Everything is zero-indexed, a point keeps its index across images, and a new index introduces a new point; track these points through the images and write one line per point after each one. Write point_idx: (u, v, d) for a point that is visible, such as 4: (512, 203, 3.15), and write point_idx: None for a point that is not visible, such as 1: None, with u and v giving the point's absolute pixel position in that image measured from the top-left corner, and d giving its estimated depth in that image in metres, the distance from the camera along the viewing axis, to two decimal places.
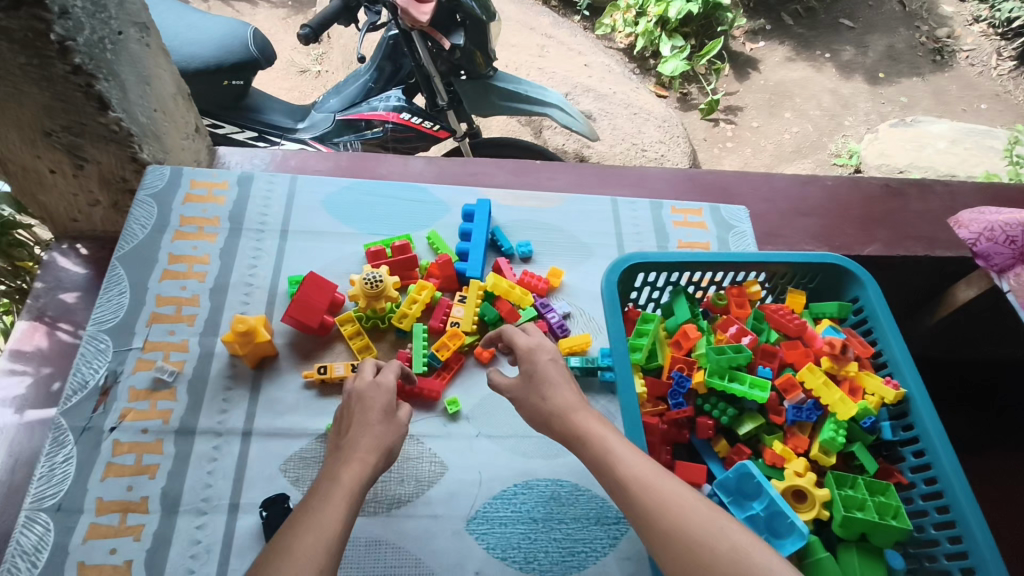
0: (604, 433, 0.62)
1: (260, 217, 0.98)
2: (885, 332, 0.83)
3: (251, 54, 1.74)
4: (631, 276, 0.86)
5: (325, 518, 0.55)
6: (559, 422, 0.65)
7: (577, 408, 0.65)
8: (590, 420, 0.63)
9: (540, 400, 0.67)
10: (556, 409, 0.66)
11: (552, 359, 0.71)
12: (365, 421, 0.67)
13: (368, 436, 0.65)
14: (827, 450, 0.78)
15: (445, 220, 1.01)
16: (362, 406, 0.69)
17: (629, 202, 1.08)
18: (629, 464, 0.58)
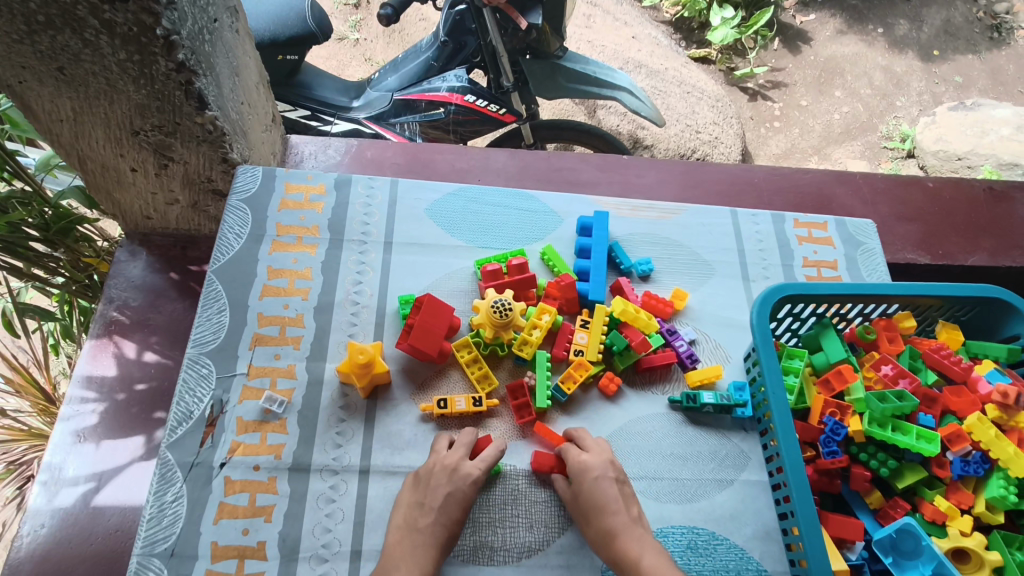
0: (641, 560, 0.65)
1: (362, 226, 0.90)
2: None
3: (308, 26, 1.63)
4: (780, 307, 0.79)
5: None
6: (604, 545, 0.68)
7: (618, 535, 0.68)
8: (631, 546, 0.67)
9: (584, 523, 0.70)
10: (600, 534, 0.69)
11: (604, 477, 0.72)
12: (426, 509, 0.69)
13: (433, 530, 0.68)
14: (992, 507, 0.72)
15: (559, 233, 0.93)
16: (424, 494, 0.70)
17: (749, 214, 0.99)
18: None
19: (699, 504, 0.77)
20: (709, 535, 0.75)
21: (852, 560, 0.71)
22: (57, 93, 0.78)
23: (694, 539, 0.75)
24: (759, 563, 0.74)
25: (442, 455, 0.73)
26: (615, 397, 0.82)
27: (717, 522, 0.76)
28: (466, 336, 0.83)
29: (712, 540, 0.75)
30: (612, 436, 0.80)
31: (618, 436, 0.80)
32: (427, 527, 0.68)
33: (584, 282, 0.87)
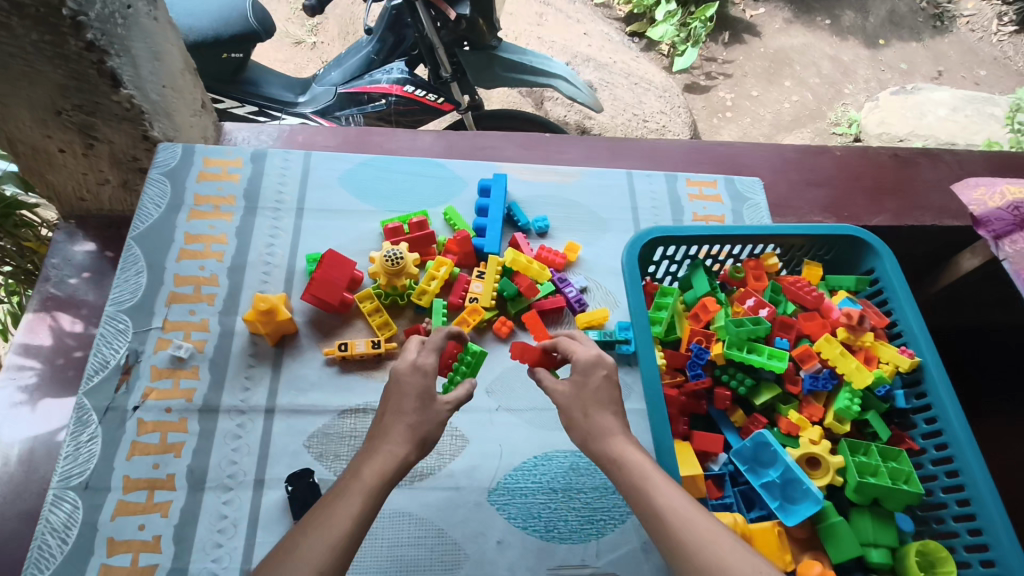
0: (638, 460, 0.61)
1: (277, 194, 0.97)
2: (902, 304, 0.84)
3: (251, 24, 1.70)
4: (653, 249, 0.86)
5: (344, 520, 0.54)
6: (596, 442, 0.64)
7: (617, 434, 0.64)
8: (624, 447, 0.62)
9: (581, 417, 0.65)
10: (594, 432, 0.65)
11: (608, 376, 0.68)
12: (400, 409, 0.62)
13: (399, 426, 0.61)
14: (841, 418, 0.80)
15: (463, 196, 1.00)
16: (399, 395, 0.63)
17: (644, 174, 1.07)
18: (662, 500, 0.57)
19: None
20: (591, 458, 0.83)
21: (715, 471, 0.80)
22: None
23: (575, 461, 0.83)
24: None
25: (410, 351, 0.66)
26: (508, 339, 0.89)
27: None
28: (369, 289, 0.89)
29: (592, 462, 0.83)
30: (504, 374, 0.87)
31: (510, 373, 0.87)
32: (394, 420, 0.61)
33: (481, 237, 0.94)
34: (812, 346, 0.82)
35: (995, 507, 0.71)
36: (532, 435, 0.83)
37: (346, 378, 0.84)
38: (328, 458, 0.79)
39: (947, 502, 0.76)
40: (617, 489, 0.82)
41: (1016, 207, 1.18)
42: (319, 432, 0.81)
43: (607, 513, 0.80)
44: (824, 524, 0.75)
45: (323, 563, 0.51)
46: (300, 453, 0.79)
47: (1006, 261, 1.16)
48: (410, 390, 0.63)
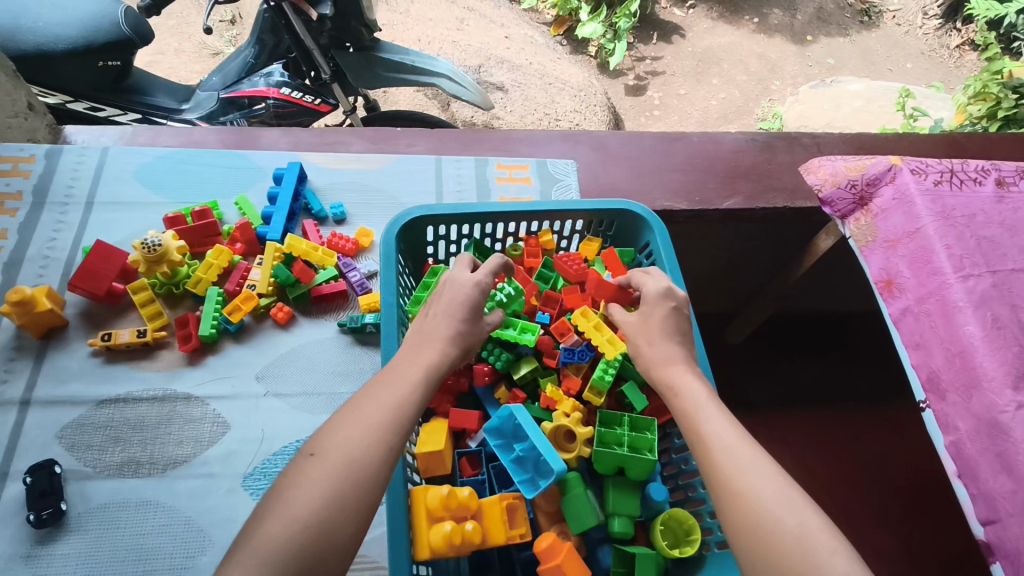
0: (695, 389, 0.64)
1: (66, 189, 0.97)
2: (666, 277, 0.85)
3: (124, 32, 1.70)
4: (419, 228, 0.86)
5: (399, 405, 0.58)
6: (658, 370, 0.68)
7: (675, 364, 0.67)
8: (681, 375, 0.66)
9: (646, 343, 0.70)
10: (655, 359, 0.68)
11: (674, 309, 0.72)
12: (446, 316, 0.68)
13: (441, 332, 0.66)
14: (598, 390, 0.79)
15: (260, 185, 1.00)
16: (451, 294, 0.70)
17: (453, 159, 1.08)
18: (709, 427, 0.59)
19: None
20: None
21: (472, 448, 0.79)
22: None
23: None
24: None
25: (465, 273, 0.72)
26: (286, 325, 0.89)
27: None
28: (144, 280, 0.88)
29: None
30: (277, 360, 0.86)
31: (283, 358, 0.86)
32: (435, 327, 0.67)
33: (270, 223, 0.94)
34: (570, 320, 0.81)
35: None
36: (297, 419, 0.82)
37: (110, 369, 0.83)
38: (79, 449, 0.77)
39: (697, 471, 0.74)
40: None
41: (855, 183, 1.10)
42: (74, 422, 0.79)
43: None
44: (568, 496, 0.73)
45: (391, 440, 0.55)
46: (50, 444, 0.77)
47: (851, 239, 1.12)
48: (463, 298, 0.70)
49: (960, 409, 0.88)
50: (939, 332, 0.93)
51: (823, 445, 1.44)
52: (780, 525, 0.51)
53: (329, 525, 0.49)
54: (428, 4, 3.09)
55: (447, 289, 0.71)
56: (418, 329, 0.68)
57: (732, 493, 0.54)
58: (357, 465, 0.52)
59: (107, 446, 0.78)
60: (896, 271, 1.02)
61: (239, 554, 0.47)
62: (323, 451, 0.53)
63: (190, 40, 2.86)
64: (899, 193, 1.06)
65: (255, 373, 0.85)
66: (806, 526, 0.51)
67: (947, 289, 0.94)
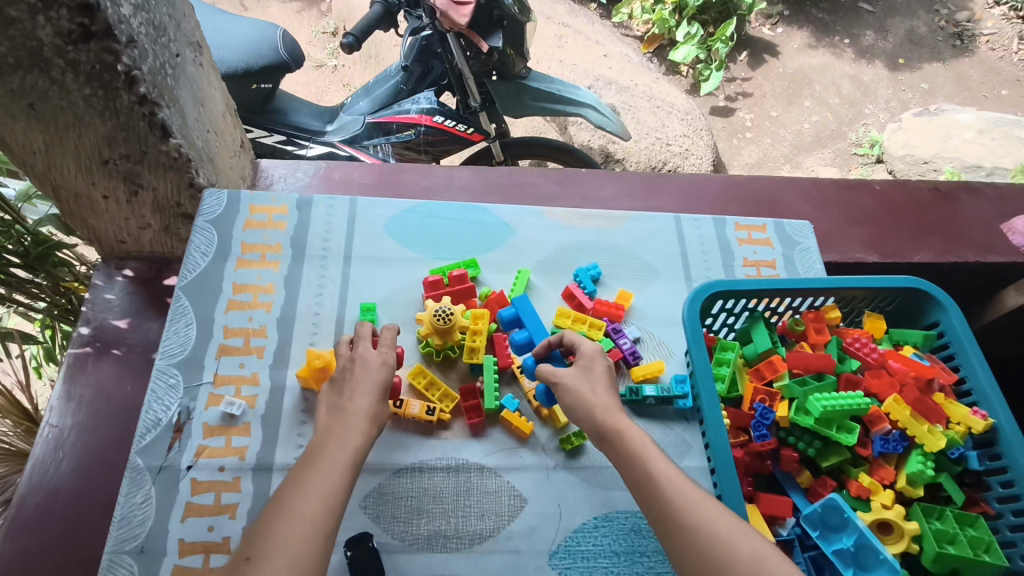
0: (632, 433, 0.67)
1: (323, 242, 0.96)
2: (970, 359, 0.82)
3: (281, 56, 1.71)
4: (711, 303, 0.84)
5: (335, 492, 0.62)
6: (602, 413, 0.70)
7: (618, 408, 0.70)
8: (618, 418, 0.69)
9: (590, 391, 0.72)
10: (600, 404, 0.71)
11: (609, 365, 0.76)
12: (364, 394, 0.72)
13: (366, 406, 0.71)
14: (913, 482, 0.77)
15: (512, 243, 0.99)
16: (368, 379, 0.74)
17: (692, 219, 1.05)
18: (656, 469, 0.63)
19: None
20: None
21: (784, 535, 0.77)
22: (29, 128, 0.83)
23: (637, 522, 0.80)
24: None
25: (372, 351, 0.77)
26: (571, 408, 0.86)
27: None
28: (420, 364, 0.87)
29: None
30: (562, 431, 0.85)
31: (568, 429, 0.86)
32: (359, 404, 0.71)
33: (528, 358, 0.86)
34: (879, 408, 0.79)
35: None
36: (592, 494, 0.81)
37: (396, 436, 0.82)
38: (385, 520, 0.76)
39: None
40: None
41: None
42: (375, 491, 0.78)
43: None
44: None
45: (327, 529, 0.59)
46: (356, 514, 0.76)
47: None
48: (373, 377, 0.74)
49: None
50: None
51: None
52: (737, 560, 0.54)
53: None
54: None
55: (361, 372, 0.74)
56: (337, 408, 0.71)
57: (685, 526, 0.58)
58: (298, 558, 0.56)
59: (412, 517, 0.77)
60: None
61: None
62: (261, 557, 0.55)
63: None
64: None
65: (539, 442, 0.84)
66: (756, 552, 0.55)
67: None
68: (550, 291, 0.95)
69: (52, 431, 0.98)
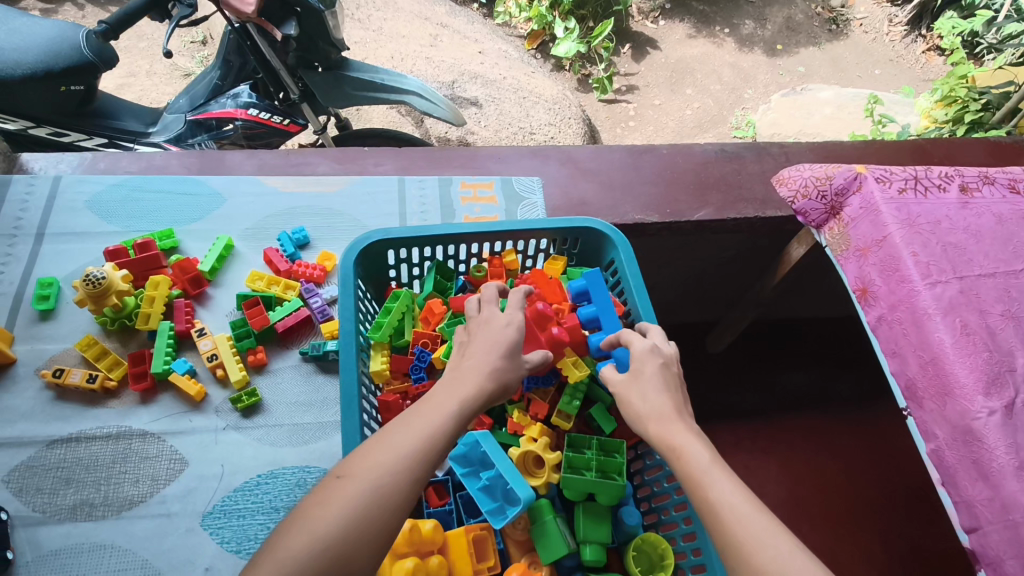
0: (693, 447, 0.58)
1: (15, 220, 0.94)
2: (632, 290, 0.83)
3: (86, 56, 1.66)
4: (382, 253, 0.84)
5: (433, 434, 0.56)
6: (655, 424, 0.61)
7: (676, 419, 0.61)
8: (683, 432, 0.59)
9: (640, 400, 0.62)
10: (648, 411, 0.62)
11: (665, 366, 0.66)
12: (484, 346, 0.64)
13: (482, 366, 0.62)
14: (566, 414, 0.78)
15: (219, 212, 0.98)
16: (484, 337, 0.65)
17: (416, 179, 1.06)
18: (718, 493, 0.54)
19: (315, 445, 0.81)
20: (321, 472, 0.79)
21: (439, 478, 0.77)
22: None
23: (303, 477, 0.79)
24: None
25: (495, 313, 0.67)
26: (256, 368, 0.85)
27: (330, 459, 0.80)
28: (93, 335, 0.85)
29: (322, 476, 0.79)
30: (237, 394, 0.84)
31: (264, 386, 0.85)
32: (476, 362, 0.63)
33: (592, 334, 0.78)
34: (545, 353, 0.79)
35: None
36: (259, 452, 0.80)
37: (60, 406, 0.80)
38: (28, 493, 0.74)
39: (669, 493, 0.73)
40: None
41: (824, 193, 1.05)
42: (23, 465, 0.76)
43: None
44: (538, 526, 0.72)
45: (419, 469, 0.54)
46: None
47: (827, 247, 1.06)
48: (495, 338, 0.65)
49: (937, 416, 0.84)
50: (912, 340, 0.89)
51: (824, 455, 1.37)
52: None
53: (353, 556, 0.49)
54: (397, 20, 3.03)
55: (477, 332, 0.66)
56: (453, 368, 0.64)
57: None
58: (384, 486, 0.52)
59: (59, 487, 0.75)
60: (870, 280, 0.97)
61: (268, 554, 0.50)
62: (352, 472, 0.53)
63: (160, 62, 2.82)
64: (866, 203, 1.00)
65: (211, 404, 0.82)
66: None
67: (915, 296, 0.90)
68: (252, 255, 0.94)
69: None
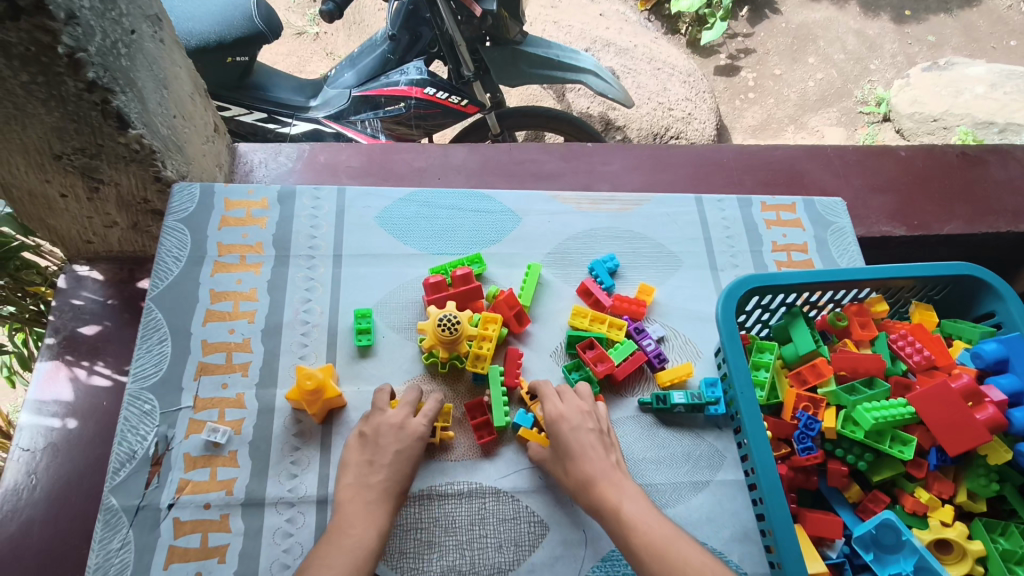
0: (619, 505, 0.63)
1: (310, 240, 0.86)
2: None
3: (257, 26, 1.51)
4: (746, 299, 0.76)
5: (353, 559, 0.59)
6: (584, 493, 0.66)
7: (595, 479, 0.66)
8: (611, 493, 0.64)
9: (564, 474, 0.69)
10: (578, 481, 0.67)
11: (578, 429, 0.69)
12: (382, 461, 0.67)
13: (388, 485, 0.66)
14: (974, 495, 0.70)
15: (517, 233, 0.90)
16: (381, 437, 0.69)
17: (715, 199, 0.96)
18: (643, 530, 0.60)
19: (675, 509, 0.74)
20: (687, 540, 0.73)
21: (833, 559, 0.69)
22: None
23: None
24: (740, 566, 0.72)
25: (386, 411, 0.71)
26: None
27: (693, 525, 0.74)
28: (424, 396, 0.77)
29: None
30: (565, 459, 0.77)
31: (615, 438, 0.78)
32: (378, 477, 0.66)
33: (1015, 408, 0.69)
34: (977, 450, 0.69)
35: None
36: None
37: None
38: (392, 557, 0.68)
39: None
40: None
41: None
42: None
43: None
44: None
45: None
46: None
47: None
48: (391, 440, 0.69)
49: None
50: None
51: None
52: None
53: None
54: None
55: (386, 434, 0.69)
56: (356, 478, 0.66)
57: None
58: None
59: (423, 552, 0.69)
60: None
61: None
62: None
63: None
64: None
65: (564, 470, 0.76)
66: None
67: None
68: (565, 287, 0.86)
69: (45, 459, 0.86)
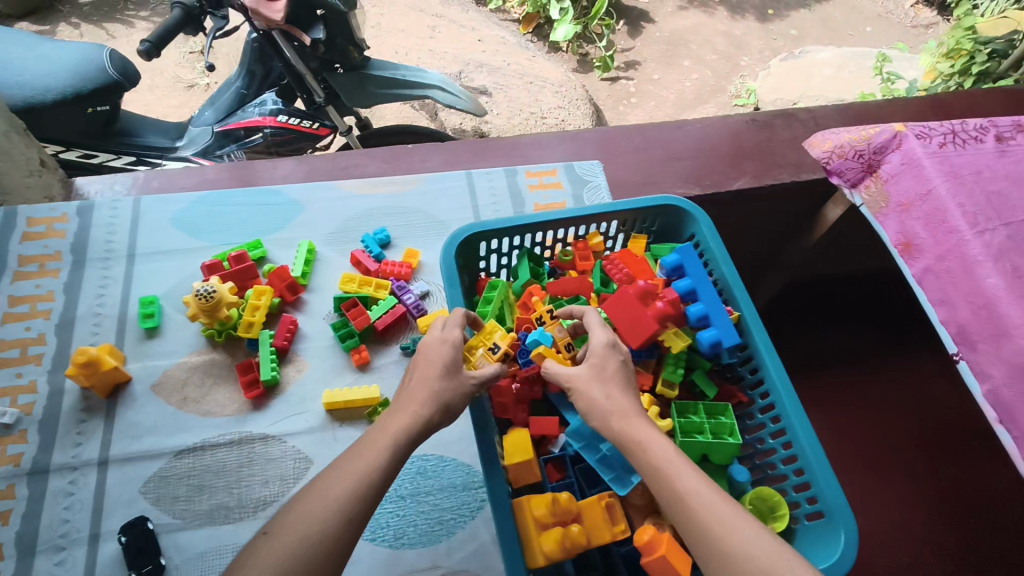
0: (654, 441, 0.61)
1: (106, 244, 0.96)
2: (715, 255, 0.86)
3: (110, 75, 1.36)
4: (475, 244, 0.87)
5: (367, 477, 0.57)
6: (619, 422, 0.63)
7: (637, 415, 0.63)
8: (644, 431, 0.62)
9: (603, 397, 0.65)
10: (612, 410, 0.64)
11: (624, 363, 0.69)
12: (427, 376, 0.65)
13: (424, 390, 0.64)
14: (669, 383, 0.83)
15: (301, 218, 1.01)
16: (429, 354, 0.67)
17: (483, 172, 1.09)
18: (682, 465, 0.58)
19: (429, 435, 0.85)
20: (438, 458, 0.84)
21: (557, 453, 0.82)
22: None
23: (423, 464, 0.83)
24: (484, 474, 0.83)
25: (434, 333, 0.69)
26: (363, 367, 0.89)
27: (444, 445, 0.85)
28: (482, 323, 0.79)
29: (439, 462, 0.84)
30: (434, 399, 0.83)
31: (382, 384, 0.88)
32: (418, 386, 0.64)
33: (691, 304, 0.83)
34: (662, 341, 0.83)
35: (813, 452, 0.72)
36: None
37: (185, 416, 0.84)
38: (167, 502, 0.77)
39: (775, 447, 0.78)
40: (468, 485, 0.83)
41: (862, 153, 1.03)
42: (156, 476, 0.79)
43: (456, 511, 0.80)
44: (657, 488, 0.76)
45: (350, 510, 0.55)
46: (136, 501, 0.77)
47: (862, 208, 1.05)
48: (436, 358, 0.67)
49: (992, 357, 0.83)
50: (963, 288, 0.88)
51: (852, 430, 1.35)
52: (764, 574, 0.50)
53: None
54: (393, 11, 2.81)
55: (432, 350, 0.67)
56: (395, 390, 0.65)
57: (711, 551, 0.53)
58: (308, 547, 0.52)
59: (194, 495, 0.78)
60: (914, 233, 0.96)
61: None
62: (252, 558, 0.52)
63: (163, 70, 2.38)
64: (908, 158, 0.98)
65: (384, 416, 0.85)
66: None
67: (965, 244, 0.89)
68: (339, 259, 0.98)
69: None
